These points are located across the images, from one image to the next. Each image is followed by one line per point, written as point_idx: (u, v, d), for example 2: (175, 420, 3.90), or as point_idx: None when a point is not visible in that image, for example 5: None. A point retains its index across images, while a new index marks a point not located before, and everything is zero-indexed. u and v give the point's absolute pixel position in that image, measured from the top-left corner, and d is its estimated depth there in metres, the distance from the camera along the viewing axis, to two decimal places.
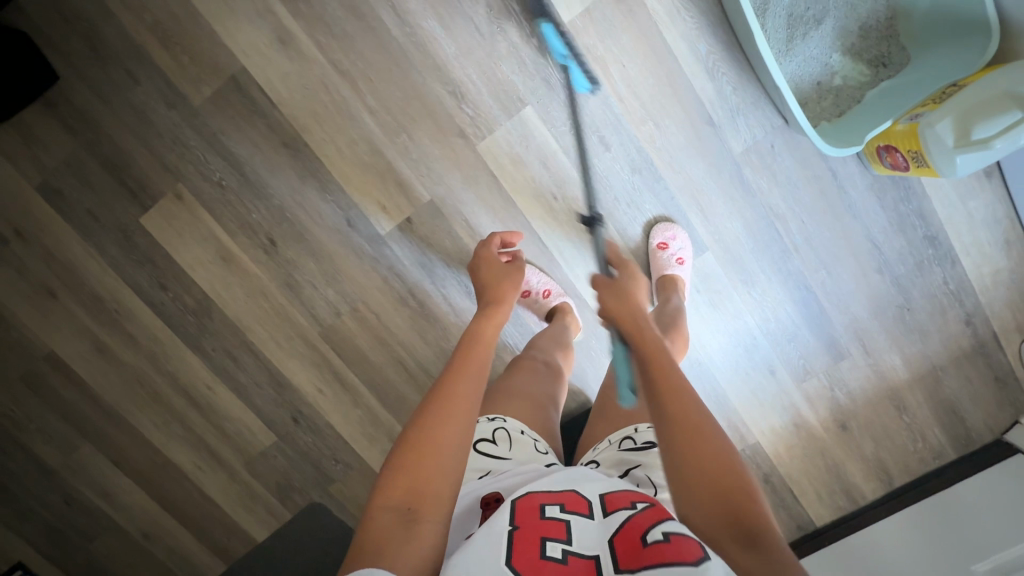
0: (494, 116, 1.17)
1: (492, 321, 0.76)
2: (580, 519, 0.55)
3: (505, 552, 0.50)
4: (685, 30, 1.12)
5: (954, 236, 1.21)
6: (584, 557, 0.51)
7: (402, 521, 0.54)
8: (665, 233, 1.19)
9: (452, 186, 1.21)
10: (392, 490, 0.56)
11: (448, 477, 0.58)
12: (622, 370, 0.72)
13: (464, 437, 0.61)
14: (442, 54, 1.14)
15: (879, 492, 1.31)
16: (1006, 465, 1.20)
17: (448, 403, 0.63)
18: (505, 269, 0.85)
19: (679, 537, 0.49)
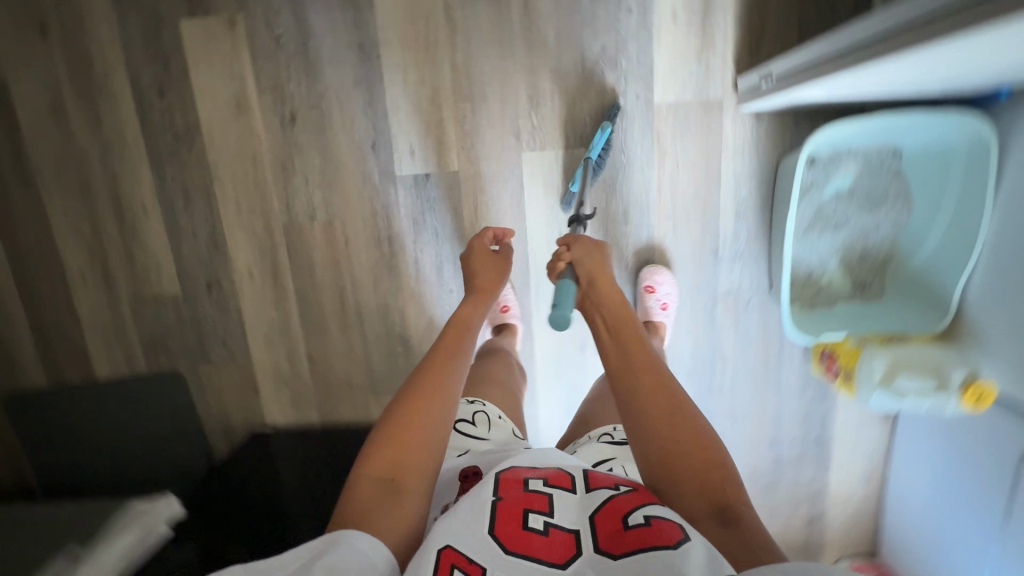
0: (554, 139, 1.21)
1: (473, 312, 0.87)
2: (562, 491, 0.62)
3: (489, 523, 0.58)
4: (740, 169, 1.19)
5: (836, 451, 1.37)
6: (565, 529, 0.58)
7: (386, 492, 0.63)
8: (654, 276, 1.23)
9: (482, 173, 1.23)
10: (376, 463, 0.66)
11: (427, 455, 0.68)
12: (563, 298, 0.86)
13: (444, 418, 0.71)
14: (542, 60, 1.17)
15: None
16: None
17: (430, 387, 0.73)
18: (493, 261, 0.95)
19: (660, 522, 0.56)
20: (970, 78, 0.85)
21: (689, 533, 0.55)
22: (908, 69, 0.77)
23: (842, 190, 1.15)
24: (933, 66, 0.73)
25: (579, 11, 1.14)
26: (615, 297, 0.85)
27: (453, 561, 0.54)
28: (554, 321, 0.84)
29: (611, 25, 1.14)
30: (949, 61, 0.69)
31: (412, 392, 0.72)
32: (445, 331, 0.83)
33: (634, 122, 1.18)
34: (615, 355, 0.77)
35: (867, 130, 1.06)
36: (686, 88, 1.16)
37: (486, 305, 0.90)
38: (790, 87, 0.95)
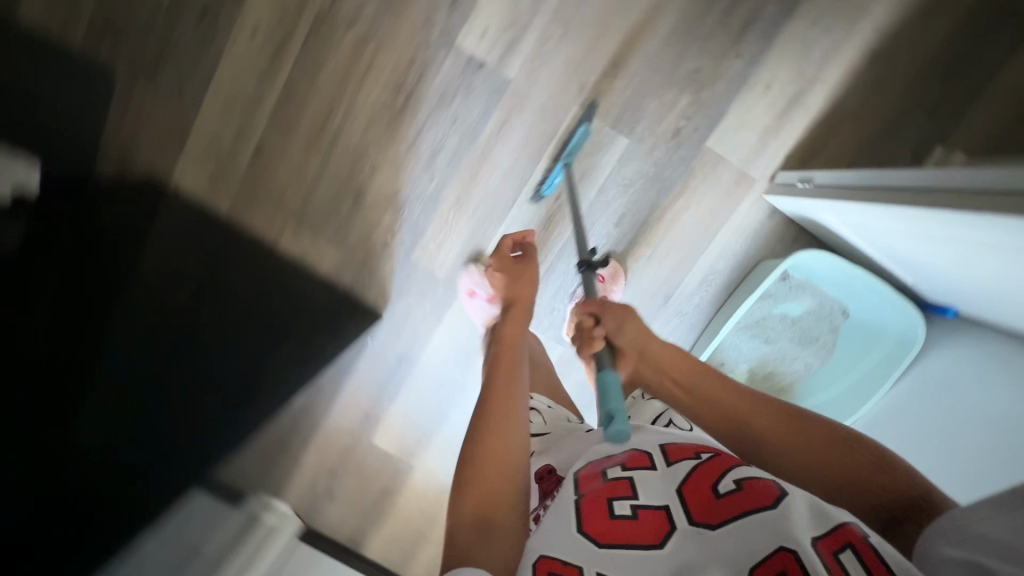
0: (608, 113, 1.17)
1: (517, 338, 0.95)
2: (644, 473, 0.60)
3: (577, 521, 0.56)
4: (731, 245, 1.23)
5: None
6: (654, 508, 0.56)
7: (481, 527, 0.65)
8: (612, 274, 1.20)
9: (529, 98, 1.18)
10: (463, 501, 0.67)
11: (512, 482, 0.69)
12: (611, 395, 0.68)
13: (515, 439, 0.74)
14: (646, 38, 1.14)
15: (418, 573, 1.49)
16: None
17: (495, 416, 0.76)
18: (518, 270, 1.07)
19: (751, 483, 0.56)
20: (960, 278, 0.90)
21: (781, 489, 0.55)
22: (939, 233, 0.82)
23: (792, 316, 1.22)
24: (967, 241, 0.78)
25: (703, 18, 1.12)
26: (676, 358, 0.86)
27: (550, 567, 0.53)
28: (619, 434, 0.63)
29: (720, 50, 1.13)
30: (984, 241, 0.75)
31: (482, 426, 0.75)
32: (497, 358, 0.89)
33: (681, 147, 1.18)
34: (681, 395, 0.84)
35: (842, 279, 1.17)
36: (742, 149, 1.17)
37: (523, 323, 0.99)
38: (837, 202, 0.96)
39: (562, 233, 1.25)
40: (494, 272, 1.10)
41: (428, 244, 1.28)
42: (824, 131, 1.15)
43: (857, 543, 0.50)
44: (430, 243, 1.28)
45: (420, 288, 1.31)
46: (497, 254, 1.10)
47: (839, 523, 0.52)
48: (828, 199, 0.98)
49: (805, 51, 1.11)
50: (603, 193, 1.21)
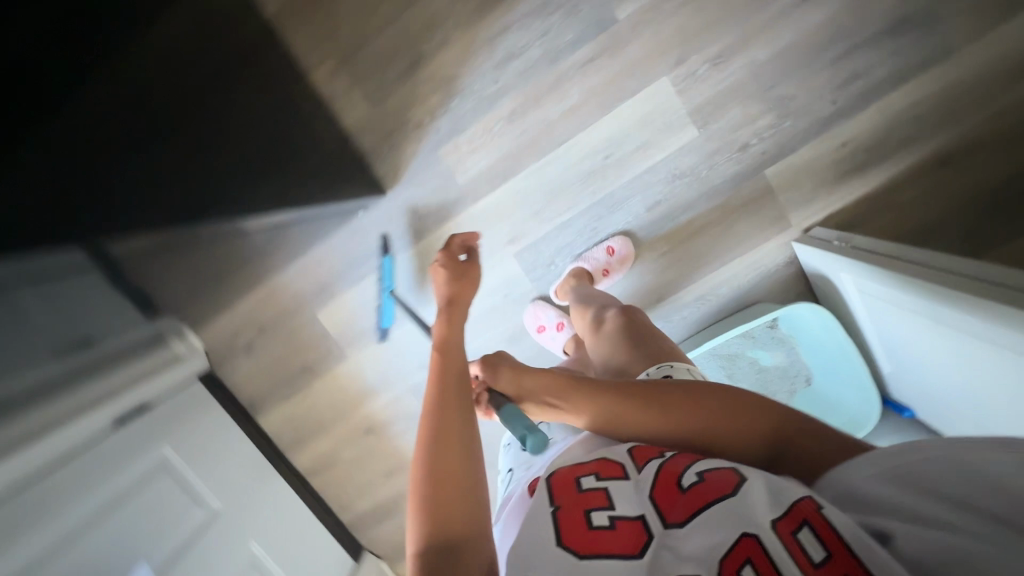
0: (690, 99, 1.13)
1: (449, 333, 0.77)
2: (619, 483, 0.57)
3: (555, 535, 0.52)
4: (739, 276, 1.24)
5: None
6: (629, 518, 0.53)
7: (445, 555, 0.54)
8: (616, 250, 1.21)
9: (626, 47, 1.12)
10: (417, 535, 0.56)
11: (472, 499, 0.59)
12: (514, 424, 0.73)
13: (468, 450, 0.63)
14: (764, 43, 1.09)
15: (307, 460, 1.45)
16: (336, 545, 1.44)
17: (445, 429, 0.64)
18: (461, 268, 0.88)
19: (712, 474, 0.55)
20: (950, 376, 0.90)
21: (743, 475, 0.54)
22: (934, 314, 0.83)
23: (760, 364, 1.22)
24: (976, 346, 0.78)
25: (823, 49, 1.08)
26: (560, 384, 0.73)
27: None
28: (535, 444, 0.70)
29: (822, 88, 1.10)
30: (997, 353, 0.74)
31: (426, 444, 0.63)
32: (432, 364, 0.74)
33: (740, 163, 1.16)
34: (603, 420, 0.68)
35: (820, 336, 1.17)
36: (791, 192, 1.17)
37: (462, 321, 0.81)
38: (854, 263, 0.98)
39: (594, 195, 1.21)
40: (438, 267, 0.88)
41: (461, 145, 1.20)
42: (871, 208, 1.16)
43: (813, 518, 0.48)
44: (463, 145, 1.20)
45: (432, 185, 1.24)
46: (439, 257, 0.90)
47: (795, 499, 0.50)
48: (853, 257, 0.99)
49: (894, 125, 1.11)
50: (650, 175, 1.19)
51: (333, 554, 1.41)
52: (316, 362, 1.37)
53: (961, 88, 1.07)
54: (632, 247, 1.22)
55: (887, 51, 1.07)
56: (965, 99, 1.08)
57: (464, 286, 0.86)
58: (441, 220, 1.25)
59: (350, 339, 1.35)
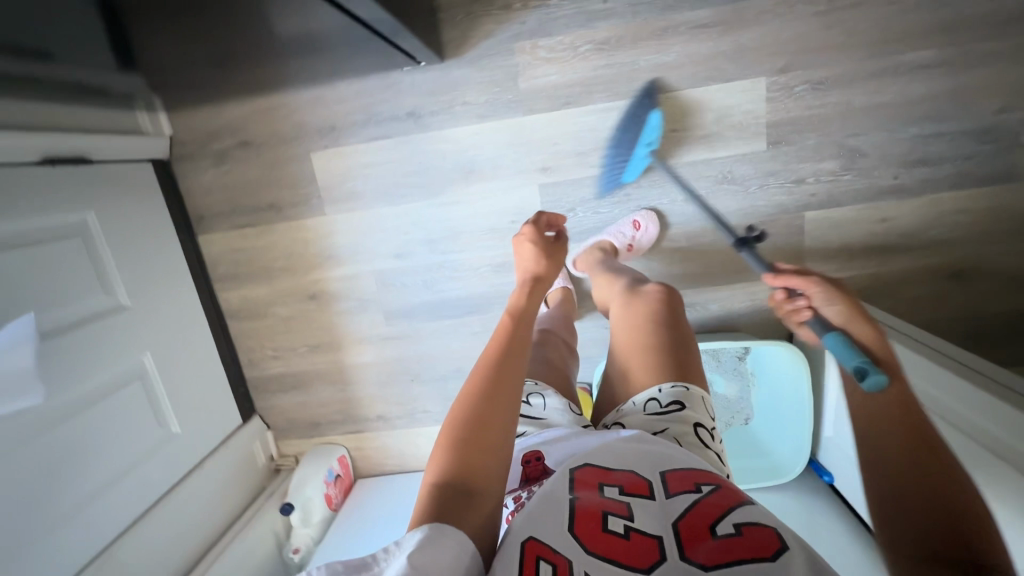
0: (775, 111, 1.10)
1: (526, 300, 0.75)
2: (644, 502, 0.53)
3: (569, 522, 0.51)
4: (736, 300, 1.23)
5: None
6: (645, 535, 0.50)
7: (458, 495, 0.53)
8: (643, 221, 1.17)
9: (742, 30, 1.06)
10: (437, 470, 0.55)
11: (499, 457, 0.57)
12: (843, 355, 0.60)
13: (511, 412, 0.60)
14: (864, 90, 1.08)
15: (234, 298, 1.32)
16: (229, 395, 1.33)
17: (501, 383, 0.61)
18: (552, 247, 0.86)
19: (753, 531, 0.48)
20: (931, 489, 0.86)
21: (785, 543, 0.47)
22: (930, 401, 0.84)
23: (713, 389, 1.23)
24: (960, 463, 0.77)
25: (911, 123, 1.08)
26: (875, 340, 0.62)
27: (540, 553, 0.48)
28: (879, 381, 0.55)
29: (892, 159, 1.11)
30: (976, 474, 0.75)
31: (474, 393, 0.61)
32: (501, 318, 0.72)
33: (788, 194, 1.15)
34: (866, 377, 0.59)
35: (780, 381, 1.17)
36: (818, 243, 1.17)
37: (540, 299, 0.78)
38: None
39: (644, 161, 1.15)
40: (524, 238, 0.86)
41: (539, 49, 1.10)
42: (877, 289, 1.19)
43: None
44: (541, 51, 1.10)
45: (491, 76, 1.13)
46: (534, 222, 0.89)
47: None
48: None
49: (933, 223, 1.14)
50: (703, 167, 1.15)
51: (224, 403, 1.31)
52: (289, 203, 1.24)
53: (1002, 215, 1.12)
54: (659, 225, 1.18)
55: (961, 151, 1.09)
56: (1001, 227, 1.12)
57: (552, 266, 0.84)
58: (483, 117, 1.15)
59: (335, 196, 1.23)
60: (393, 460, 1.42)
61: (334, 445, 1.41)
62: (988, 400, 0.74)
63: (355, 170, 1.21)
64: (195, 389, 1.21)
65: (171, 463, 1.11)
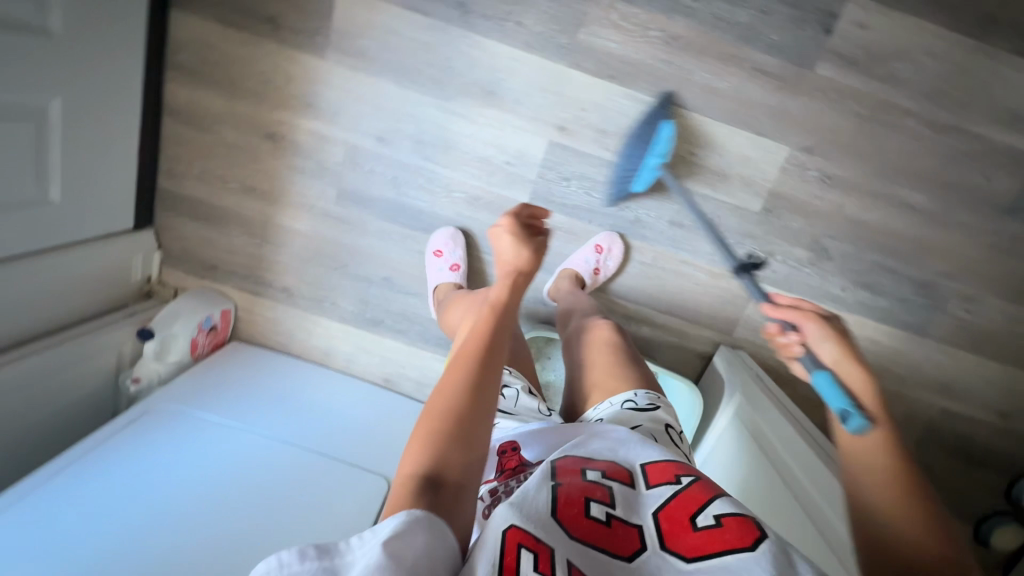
0: (782, 183, 1.14)
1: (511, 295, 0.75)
2: (625, 488, 0.59)
3: (553, 506, 0.54)
4: (666, 334, 1.27)
5: (351, 338, 1.33)
6: (628, 523, 0.55)
7: (431, 492, 0.54)
8: (607, 244, 1.18)
9: (794, 95, 1.08)
10: (414, 461, 0.57)
11: (470, 452, 0.59)
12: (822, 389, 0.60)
13: (483, 410, 0.62)
14: (859, 203, 1.15)
15: (181, 95, 1.14)
16: (129, 194, 1.16)
17: (477, 383, 0.64)
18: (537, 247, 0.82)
19: (732, 522, 0.53)
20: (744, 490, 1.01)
21: (763, 532, 0.52)
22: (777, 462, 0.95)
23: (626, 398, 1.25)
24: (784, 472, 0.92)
25: (879, 250, 1.18)
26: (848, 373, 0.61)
27: (520, 540, 0.50)
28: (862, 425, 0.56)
29: (848, 273, 1.20)
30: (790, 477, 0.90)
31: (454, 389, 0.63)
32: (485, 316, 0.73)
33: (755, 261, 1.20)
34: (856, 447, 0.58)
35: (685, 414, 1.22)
36: (757, 314, 1.25)
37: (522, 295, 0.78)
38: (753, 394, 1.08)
39: (654, 168, 1.15)
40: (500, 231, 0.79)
41: (614, 10, 1.05)
42: (781, 375, 1.29)
43: None
44: (615, 14, 1.05)
45: (556, 11, 1.06)
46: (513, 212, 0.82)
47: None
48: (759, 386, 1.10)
49: None
50: (701, 199, 1.16)
51: (121, 199, 1.14)
52: (291, 26, 1.09)
53: (902, 360, 1.26)
54: (622, 245, 1.19)
55: (900, 293, 1.21)
56: (894, 369, 1.27)
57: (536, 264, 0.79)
58: (530, 46, 1.08)
59: (343, 44, 1.10)
60: (279, 336, 1.34)
61: (223, 296, 1.29)
62: (820, 468, 0.85)
63: (376, 29, 1.09)
64: (96, 168, 1.04)
65: (34, 230, 0.96)
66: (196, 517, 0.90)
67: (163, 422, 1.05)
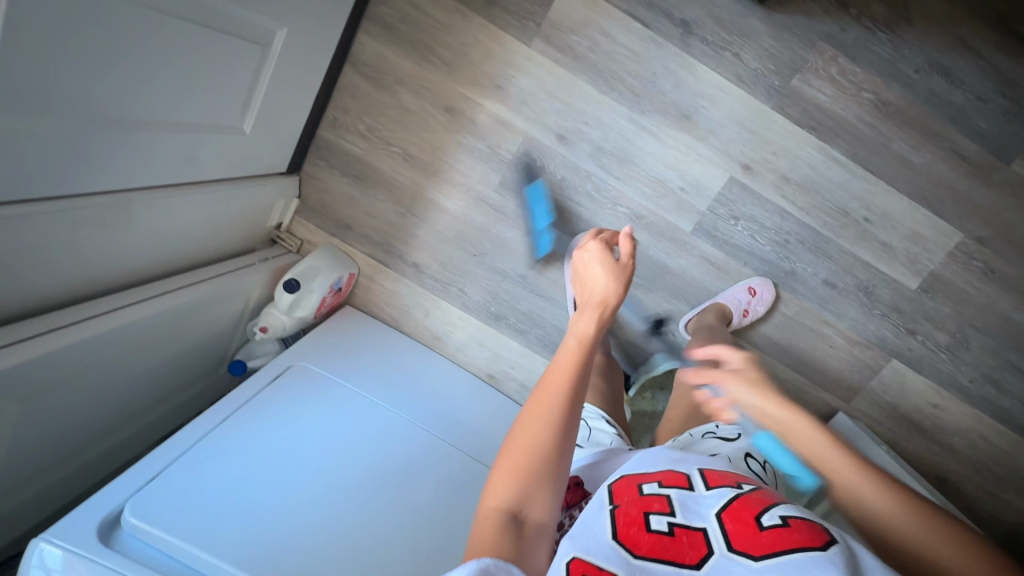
0: (944, 266, 1.14)
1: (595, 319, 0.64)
2: (683, 493, 0.55)
3: (611, 530, 0.51)
4: (785, 389, 1.26)
5: (468, 329, 1.28)
6: (692, 529, 0.51)
7: (510, 528, 0.51)
8: (758, 290, 1.17)
9: (983, 185, 1.09)
10: (498, 494, 0.53)
11: (551, 489, 0.54)
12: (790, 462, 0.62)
13: (564, 445, 0.56)
14: (1012, 302, 1.15)
15: (372, 49, 1.11)
16: (295, 138, 1.11)
17: (559, 416, 0.56)
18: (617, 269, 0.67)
19: (798, 524, 0.49)
20: None
21: (832, 536, 0.48)
22: None
23: None
24: None
25: (1016, 350, 1.19)
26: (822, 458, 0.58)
27: (585, 570, 0.47)
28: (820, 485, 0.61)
29: (982, 366, 1.20)
30: None
31: (541, 423, 0.56)
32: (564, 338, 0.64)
33: (894, 336, 1.20)
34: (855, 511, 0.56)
35: None
36: (880, 388, 1.24)
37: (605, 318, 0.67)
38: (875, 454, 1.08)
39: (824, 226, 1.14)
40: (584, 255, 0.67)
41: (834, 64, 1.04)
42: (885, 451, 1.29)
43: None
44: (834, 67, 1.04)
45: (778, 51, 1.04)
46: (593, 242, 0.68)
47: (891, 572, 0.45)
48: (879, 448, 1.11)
49: (961, 433, 1.25)
50: (860, 265, 1.16)
51: (287, 142, 1.10)
52: (508, 7, 1.07)
53: (1008, 463, 1.26)
54: (772, 292, 1.18)
55: None
56: (996, 470, 1.27)
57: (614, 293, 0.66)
58: (738, 79, 1.07)
59: (553, 35, 1.07)
60: (393, 310, 1.29)
61: (349, 258, 1.24)
62: None
63: (592, 29, 1.06)
64: (284, 106, 1.00)
65: (221, 157, 0.91)
66: (354, 493, 0.84)
67: (301, 383, 0.99)
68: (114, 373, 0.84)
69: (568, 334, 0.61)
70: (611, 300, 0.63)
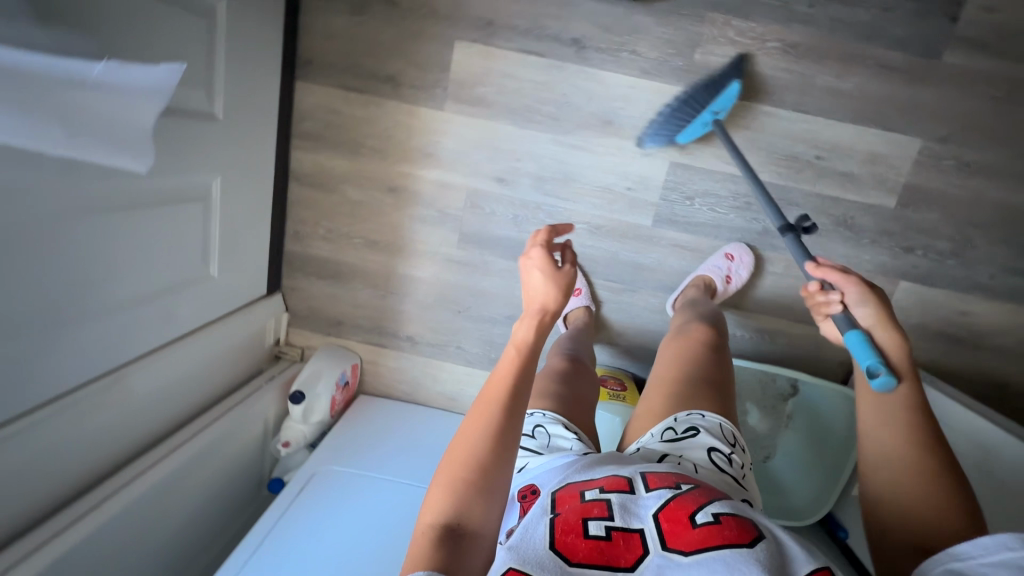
0: (916, 175, 1.11)
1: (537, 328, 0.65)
2: (623, 496, 0.55)
3: (550, 537, 0.51)
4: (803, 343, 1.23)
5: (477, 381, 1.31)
6: (631, 530, 0.52)
7: (451, 537, 0.51)
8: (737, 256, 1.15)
9: (923, 86, 1.06)
10: (435, 509, 0.53)
11: (494, 496, 0.54)
12: (860, 348, 0.62)
13: (503, 455, 0.56)
14: (1002, 187, 1.10)
15: (308, 161, 1.19)
16: (265, 261, 1.20)
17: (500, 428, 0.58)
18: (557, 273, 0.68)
19: (728, 518, 0.51)
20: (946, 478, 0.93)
21: (760, 531, 0.51)
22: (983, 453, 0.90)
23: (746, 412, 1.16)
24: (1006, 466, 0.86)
25: None
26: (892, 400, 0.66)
27: None
28: (887, 382, 0.60)
29: (997, 260, 1.14)
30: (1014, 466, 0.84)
31: (481, 435, 0.57)
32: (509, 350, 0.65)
33: (893, 258, 1.16)
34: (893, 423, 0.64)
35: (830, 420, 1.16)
36: (900, 314, 1.19)
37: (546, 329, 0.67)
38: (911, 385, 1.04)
39: (781, 176, 1.13)
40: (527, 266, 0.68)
41: (730, 28, 1.06)
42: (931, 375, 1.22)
43: None
44: (732, 30, 1.06)
45: (671, 35, 1.07)
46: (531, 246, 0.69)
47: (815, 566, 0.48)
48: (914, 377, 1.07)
49: (1003, 332, 1.18)
50: (830, 201, 1.14)
51: (259, 268, 1.18)
52: (413, 84, 1.13)
53: None
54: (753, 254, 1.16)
55: None
56: None
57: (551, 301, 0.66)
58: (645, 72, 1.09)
59: (461, 94, 1.13)
60: (404, 386, 1.33)
61: (348, 351, 1.30)
62: None
63: (494, 77, 1.12)
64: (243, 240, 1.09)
65: (199, 304, 0.99)
66: None
67: (330, 485, 1.03)
68: (158, 526, 0.90)
69: (507, 346, 0.63)
70: (551, 306, 0.65)
